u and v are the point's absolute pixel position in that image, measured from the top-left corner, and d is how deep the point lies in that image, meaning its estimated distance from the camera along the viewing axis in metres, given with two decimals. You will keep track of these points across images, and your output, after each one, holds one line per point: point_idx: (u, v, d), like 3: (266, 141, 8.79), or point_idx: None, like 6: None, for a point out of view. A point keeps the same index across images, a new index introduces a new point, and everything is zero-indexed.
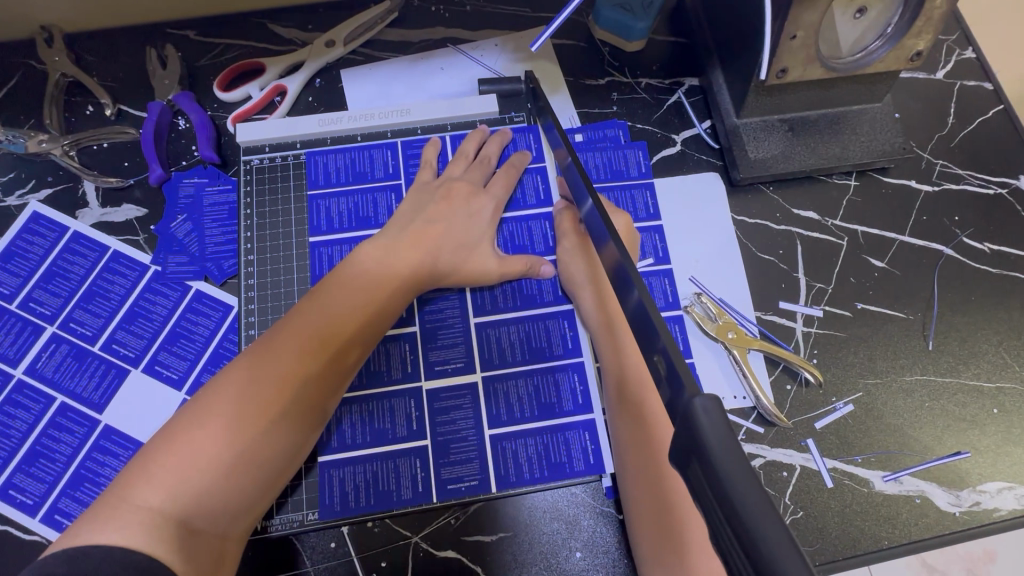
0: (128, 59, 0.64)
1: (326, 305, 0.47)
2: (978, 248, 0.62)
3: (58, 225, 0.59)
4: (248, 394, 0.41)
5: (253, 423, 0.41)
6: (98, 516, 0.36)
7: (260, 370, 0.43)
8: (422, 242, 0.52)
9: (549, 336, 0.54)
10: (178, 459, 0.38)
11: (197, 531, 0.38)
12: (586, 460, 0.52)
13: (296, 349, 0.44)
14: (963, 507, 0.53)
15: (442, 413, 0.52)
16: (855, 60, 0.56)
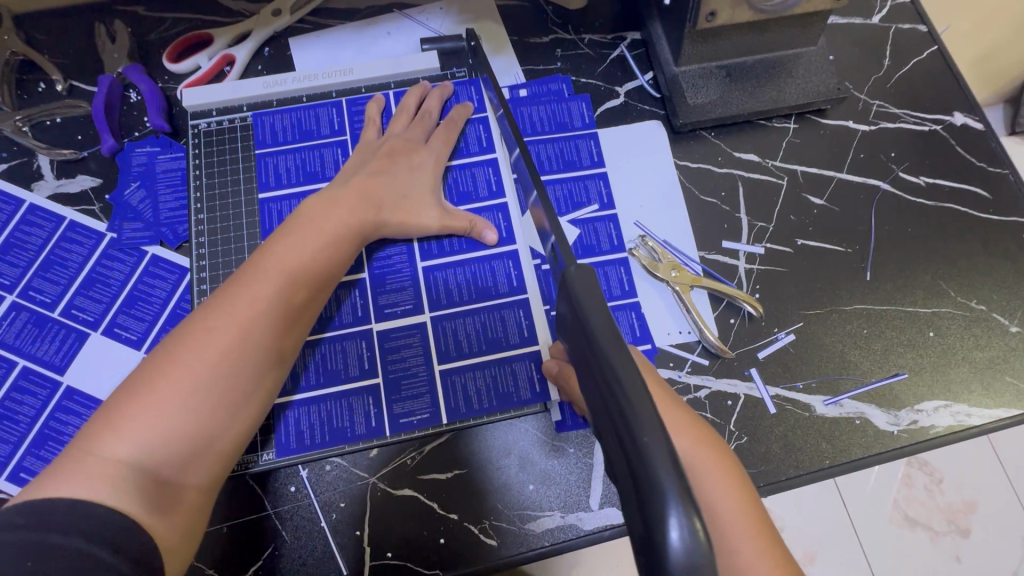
0: (76, 35, 0.65)
1: (279, 258, 0.47)
2: (913, 182, 0.64)
3: (14, 198, 0.60)
4: (207, 346, 0.42)
5: (214, 374, 0.42)
6: (63, 468, 0.37)
7: (215, 324, 0.43)
8: (368, 193, 0.54)
9: (494, 277, 0.56)
10: (141, 412, 0.39)
11: (166, 481, 0.39)
12: (532, 389, 0.53)
13: (251, 301, 0.45)
14: (901, 425, 0.56)
15: (392, 352, 0.54)
16: (781, 3, 0.56)
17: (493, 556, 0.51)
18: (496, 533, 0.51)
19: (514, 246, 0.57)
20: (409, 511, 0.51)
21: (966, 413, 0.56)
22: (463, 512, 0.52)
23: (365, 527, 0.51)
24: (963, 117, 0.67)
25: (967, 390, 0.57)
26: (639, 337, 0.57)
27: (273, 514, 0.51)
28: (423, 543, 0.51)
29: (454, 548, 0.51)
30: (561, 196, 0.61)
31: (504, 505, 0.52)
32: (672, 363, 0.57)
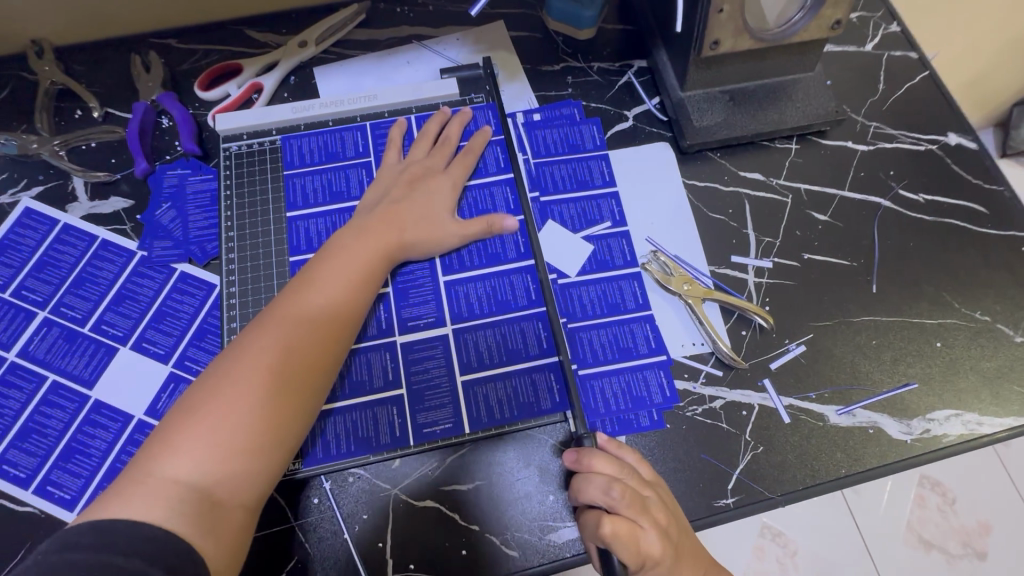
0: (113, 66, 0.69)
1: (316, 287, 0.51)
2: (912, 198, 0.67)
3: (49, 218, 0.62)
4: (252, 371, 0.46)
5: (259, 398, 0.45)
6: (124, 492, 0.40)
7: (260, 351, 0.47)
8: (395, 220, 0.56)
9: (513, 292, 0.58)
10: (197, 435, 0.43)
11: (217, 501, 0.42)
12: (553, 398, 0.54)
13: (292, 328, 0.49)
14: (914, 434, 0.56)
15: (416, 364, 0.55)
16: (780, 31, 0.61)
17: (516, 568, 0.51)
18: (516, 544, 0.52)
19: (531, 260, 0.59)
20: (432, 523, 0.52)
21: (977, 422, 0.57)
22: (484, 523, 0.52)
23: (388, 539, 0.51)
24: (957, 137, 0.70)
25: (976, 399, 0.58)
26: (654, 348, 0.58)
27: (297, 526, 0.51)
28: (444, 554, 0.51)
29: (476, 560, 0.51)
30: (574, 214, 0.64)
31: (524, 516, 0.52)
32: (687, 374, 0.58)
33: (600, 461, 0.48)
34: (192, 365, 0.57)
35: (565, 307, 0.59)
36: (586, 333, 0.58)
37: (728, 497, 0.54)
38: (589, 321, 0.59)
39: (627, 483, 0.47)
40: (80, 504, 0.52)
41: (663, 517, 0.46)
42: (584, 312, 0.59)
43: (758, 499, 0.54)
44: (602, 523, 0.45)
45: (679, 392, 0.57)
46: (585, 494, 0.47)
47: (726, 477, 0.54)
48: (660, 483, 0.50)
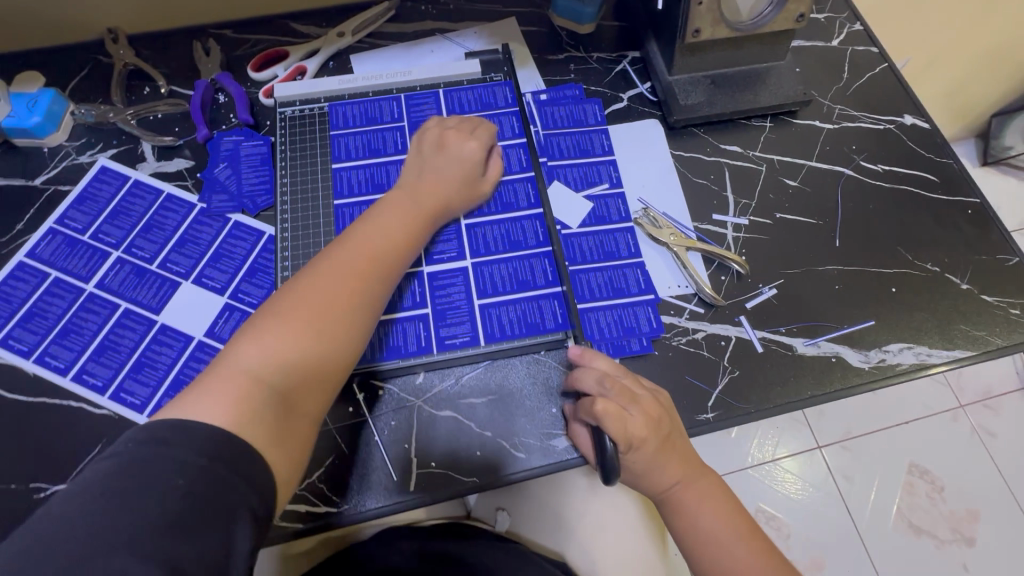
0: (176, 51, 0.80)
1: (372, 234, 0.57)
2: (872, 168, 0.76)
3: (122, 175, 0.72)
4: (313, 306, 0.50)
5: (320, 328, 0.49)
6: (198, 402, 0.43)
7: (326, 282, 0.52)
8: (437, 183, 0.63)
9: (525, 234, 0.67)
10: (271, 349, 0.47)
11: (288, 408, 0.46)
12: (556, 319, 0.63)
13: (354, 266, 0.54)
14: (871, 362, 0.65)
15: (440, 288, 0.64)
16: (753, 22, 0.71)
17: (523, 468, 0.59)
18: (524, 447, 0.60)
19: (538, 208, 0.69)
20: (451, 428, 0.60)
21: (927, 353, 0.66)
22: (496, 430, 0.60)
23: (413, 441, 0.60)
24: (913, 119, 0.80)
25: (927, 335, 0.66)
26: (644, 288, 0.67)
27: (334, 429, 0.59)
28: (462, 456, 0.59)
29: (488, 459, 0.59)
30: (577, 176, 0.73)
31: (531, 425, 0.61)
32: (672, 310, 0.66)
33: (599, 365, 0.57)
34: (244, 296, 0.66)
35: (568, 250, 0.68)
36: (585, 274, 0.67)
37: (708, 412, 0.62)
38: (589, 261, 0.68)
39: (619, 378, 0.57)
40: (149, 408, 0.60)
41: (653, 409, 0.56)
42: (585, 254, 0.68)
43: (734, 415, 0.62)
44: (595, 401, 0.54)
45: (666, 325, 0.65)
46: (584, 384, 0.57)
47: (706, 396, 0.63)
48: (656, 389, 0.59)
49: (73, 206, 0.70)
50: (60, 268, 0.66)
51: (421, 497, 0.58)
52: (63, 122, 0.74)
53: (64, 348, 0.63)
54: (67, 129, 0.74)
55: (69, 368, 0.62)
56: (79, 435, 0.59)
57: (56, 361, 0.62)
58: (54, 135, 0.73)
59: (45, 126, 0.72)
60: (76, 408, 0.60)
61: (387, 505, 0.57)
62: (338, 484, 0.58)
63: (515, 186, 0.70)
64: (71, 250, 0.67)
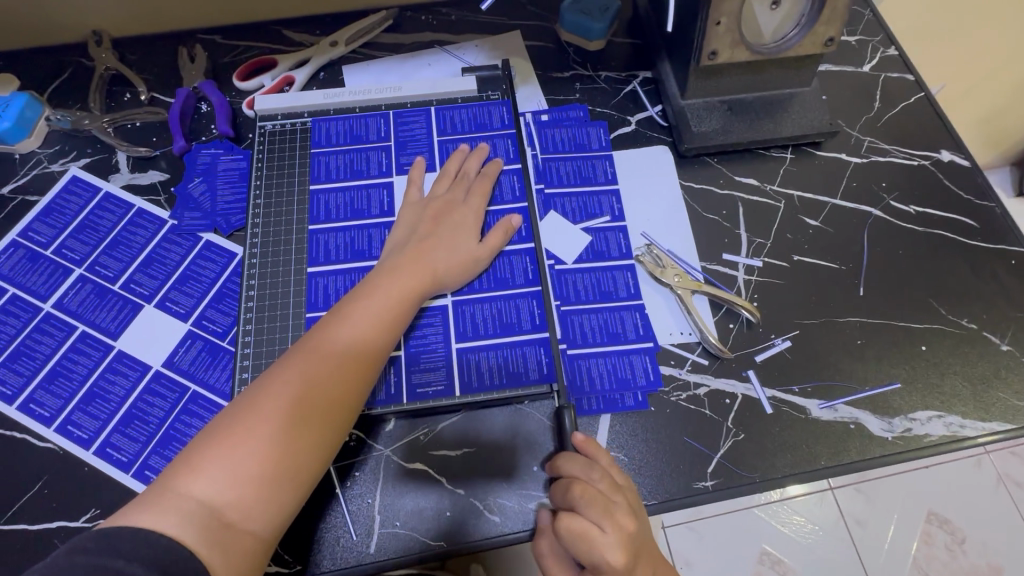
0: (162, 56, 0.76)
1: (347, 320, 0.52)
2: (904, 210, 0.69)
3: (93, 186, 0.68)
4: (279, 395, 0.46)
5: (282, 422, 0.45)
6: (147, 501, 0.41)
7: (288, 379, 0.47)
8: (427, 257, 0.58)
9: (513, 272, 0.62)
10: (222, 455, 0.43)
11: (230, 523, 0.42)
12: (541, 369, 0.57)
13: (324, 360, 0.49)
14: (895, 432, 0.58)
15: (416, 328, 0.59)
16: (776, 46, 0.65)
17: (497, 534, 0.53)
18: (499, 509, 0.54)
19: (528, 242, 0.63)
20: (419, 484, 0.55)
21: (959, 425, 0.58)
22: (470, 488, 0.55)
23: (377, 496, 0.54)
24: (950, 155, 0.72)
25: (960, 403, 0.59)
26: (642, 335, 0.60)
27: None
28: (429, 515, 0.54)
29: (458, 521, 0.54)
30: (575, 206, 0.67)
31: (510, 484, 0.55)
32: (673, 361, 0.60)
33: (588, 464, 0.50)
34: (208, 324, 0.61)
35: (558, 290, 0.62)
36: (578, 316, 0.61)
37: (707, 479, 0.55)
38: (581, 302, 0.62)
39: (594, 485, 0.48)
40: (96, 443, 0.56)
41: (628, 522, 0.47)
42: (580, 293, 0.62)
43: (736, 484, 0.55)
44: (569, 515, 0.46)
45: (664, 378, 0.59)
46: (557, 497, 0.49)
47: (706, 460, 0.56)
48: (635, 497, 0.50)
49: (38, 218, 0.66)
50: (18, 284, 0.62)
51: (380, 561, 0.52)
52: (37, 128, 0.70)
53: (14, 372, 0.59)
54: (41, 135, 0.70)
55: (17, 395, 0.58)
56: (21, 469, 0.55)
57: (3, 386, 0.58)
58: (25, 141, 0.69)
59: (15, 132, 0.68)
60: (19, 440, 0.56)
61: (341, 567, 0.52)
62: (290, 541, 0.52)
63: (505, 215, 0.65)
64: (32, 266, 0.63)
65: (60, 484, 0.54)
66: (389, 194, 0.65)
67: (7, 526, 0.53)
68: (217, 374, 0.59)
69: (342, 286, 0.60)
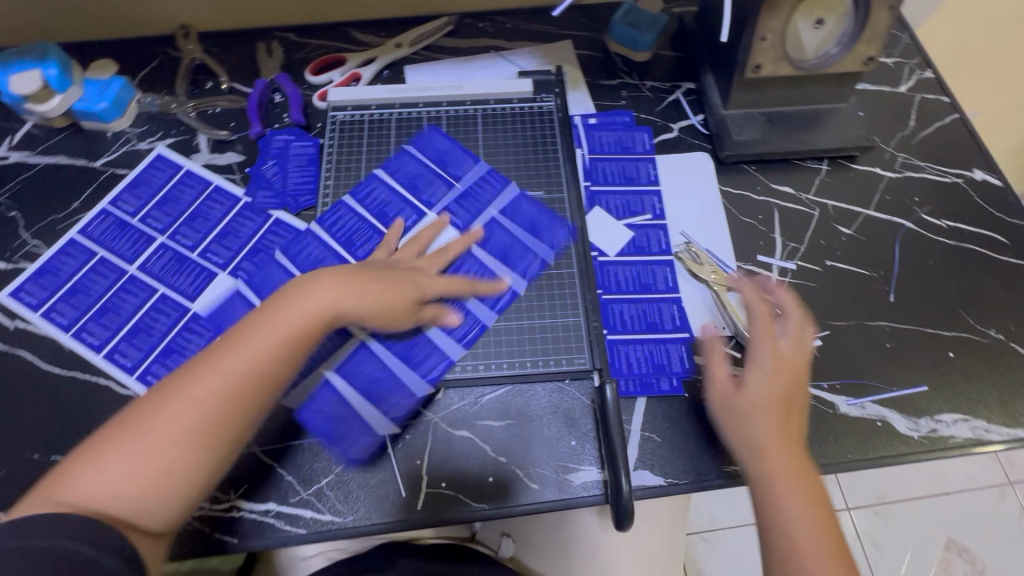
0: (243, 50, 0.83)
1: (243, 344, 0.50)
2: (935, 223, 0.72)
3: (176, 164, 0.74)
4: (174, 406, 0.47)
5: (178, 432, 0.47)
6: (42, 493, 0.44)
7: (181, 391, 0.48)
8: (353, 291, 0.55)
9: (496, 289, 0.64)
10: (120, 456, 0.45)
11: (124, 521, 0.44)
12: (582, 350, 0.62)
13: (207, 386, 0.48)
14: (920, 431, 0.60)
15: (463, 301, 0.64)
16: (818, 62, 0.69)
17: (536, 501, 0.57)
18: (538, 479, 0.57)
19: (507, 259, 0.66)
20: (465, 450, 0.59)
21: (984, 429, 0.60)
22: (512, 457, 0.58)
23: (425, 457, 0.58)
24: (983, 174, 0.75)
25: (986, 408, 0.61)
26: (678, 326, 0.64)
27: (348, 438, 0.59)
28: (474, 479, 0.58)
29: (500, 486, 0.57)
30: (619, 203, 0.71)
31: (550, 456, 0.58)
32: None
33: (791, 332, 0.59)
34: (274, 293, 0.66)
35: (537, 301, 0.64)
36: (618, 304, 0.65)
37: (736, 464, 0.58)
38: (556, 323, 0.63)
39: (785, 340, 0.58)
40: None
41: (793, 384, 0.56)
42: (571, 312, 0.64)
43: None
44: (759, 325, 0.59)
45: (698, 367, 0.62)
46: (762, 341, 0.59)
47: None
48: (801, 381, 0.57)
49: (127, 190, 0.72)
50: (107, 248, 0.69)
51: (427, 518, 0.56)
52: (129, 109, 0.77)
53: (100, 326, 0.64)
54: (131, 115, 0.77)
55: (102, 346, 0.63)
56: (104, 413, 0.61)
57: (91, 338, 0.64)
58: (118, 120, 0.76)
59: (111, 112, 0.75)
60: (105, 387, 0.62)
61: (390, 521, 0.56)
62: (345, 492, 0.57)
63: (499, 228, 0.68)
64: (120, 231, 0.70)
65: None
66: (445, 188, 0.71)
67: None
68: None
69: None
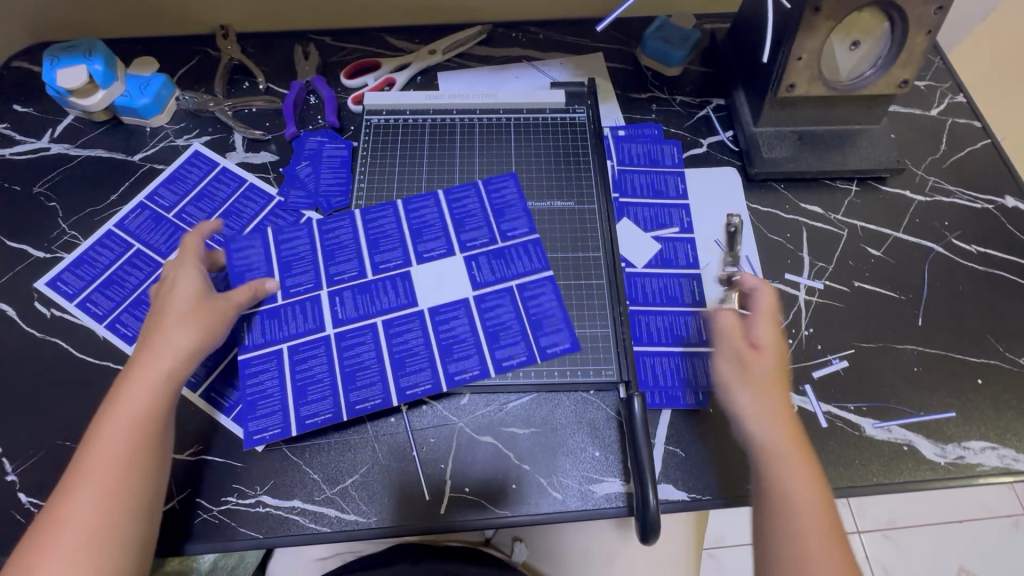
0: (280, 51, 0.85)
1: (95, 446, 0.50)
2: (965, 248, 0.71)
3: (212, 161, 0.76)
4: (67, 521, 0.47)
5: (80, 537, 0.46)
6: None
7: (64, 512, 0.47)
8: (155, 335, 0.55)
9: (494, 314, 0.64)
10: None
11: None
12: (605, 361, 0.62)
13: (85, 498, 0.48)
14: (947, 458, 0.60)
15: (488, 310, 0.64)
16: (852, 83, 0.69)
17: (558, 510, 0.57)
18: (561, 488, 0.58)
19: (511, 283, 0.65)
20: (489, 455, 0.59)
21: (1012, 458, 0.60)
22: (535, 465, 0.59)
23: (450, 462, 0.59)
24: (1014, 201, 0.75)
25: (1014, 437, 0.61)
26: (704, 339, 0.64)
27: (372, 438, 0.59)
28: (497, 485, 0.58)
29: (522, 494, 0.58)
30: (647, 216, 0.71)
31: (573, 466, 0.58)
32: None
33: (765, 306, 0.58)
34: (292, 290, 0.65)
35: (535, 330, 0.63)
36: (645, 316, 0.65)
37: None
38: (548, 356, 0.62)
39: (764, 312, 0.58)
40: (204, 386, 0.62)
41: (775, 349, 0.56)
42: (567, 347, 0.62)
43: None
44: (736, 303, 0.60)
45: None
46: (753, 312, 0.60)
47: None
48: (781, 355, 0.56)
49: (163, 185, 0.74)
50: (143, 241, 0.70)
51: (449, 522, 0.56)
52: (168, 106, 0.78)
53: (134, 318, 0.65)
54: (170, 112, 0.79)
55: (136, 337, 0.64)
56: None
57: (125, 329, 0.65)
58: (157, 117, 0.77)
59: (151, 108, 0.76)
60: None
61: (412, 524, 0.56)
62: (369, 493, 0.57)
63: (516, 249, 0.67)
64: (155, 225, 0.71)
65: None
66: (480, 197, 0.71)
67: None
68: (294, 325, 0.63)
69: (354, 292, 0.65)
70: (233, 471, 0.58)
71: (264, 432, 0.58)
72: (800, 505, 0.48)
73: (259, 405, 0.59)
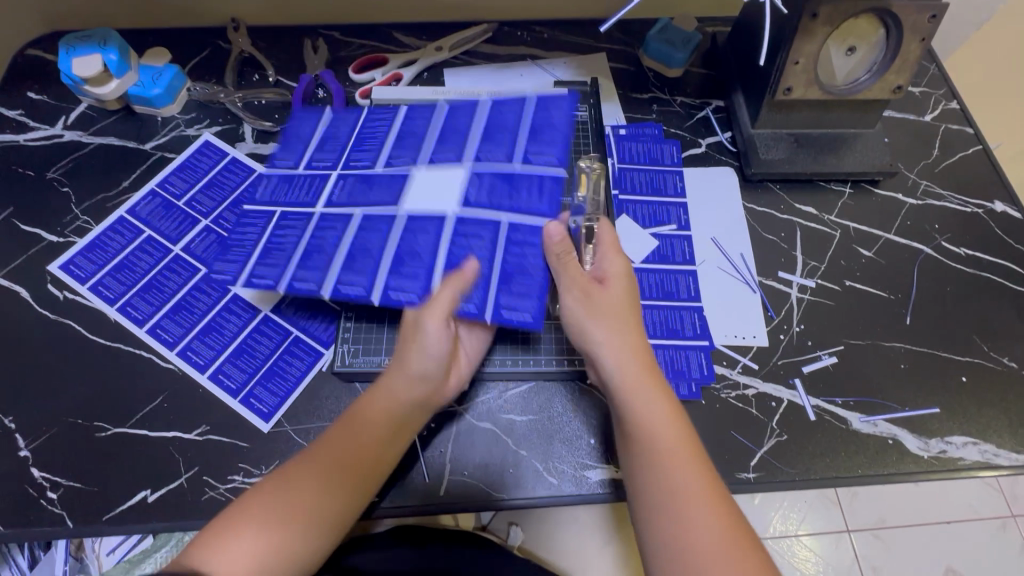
0: (289, 45, 0.86)
1: (383, 422, 0.53)
2: (954, 251, 0.73)
3: (221, 151, 0.77)
4: (324, 453, 0.51)
5: (332, 469, 0.51)
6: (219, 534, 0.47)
7: (336, 444, 0.52)
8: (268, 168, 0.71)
9: (466, 244, 0.59)
10: (273, 503, 0.49)
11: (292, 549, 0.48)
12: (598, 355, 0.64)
13: (345, 441, 0.52)
14: (930, 452, 0.62)
15: (460, 238, 0.59)
16: (848, 88, 0.71)
17: (554, 495, 0.59)
18: (556, 473, 0.60)
19: (503, 216, 0.60)
20: (487, 440, 0.61)
21: (993, 453, 0.62)
22: (531, 451, 0.61)
23: (449, 447, 0.61)
24: (1003, 206, 0.77)
25: (996, 433, 0.63)
26: (698, 334, 0.66)
27: None
28: (495, 470, 0.60)
29: (519, 478, 0.60)
30: (646, 213, 0.73)
31: (568, 451, 0.61)
32: (725, 361, 0.65)
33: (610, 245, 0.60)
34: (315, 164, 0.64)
35: (502, 283, 0.58)
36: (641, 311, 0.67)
37: (750, 471, 0.60)
38: (501, 316, 0.56)
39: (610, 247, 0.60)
40: (211, 369, 0.64)
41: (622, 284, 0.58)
42: (527, 321, 0.57)
43: (777, 479, 0.60)
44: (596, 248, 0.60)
45: (716, 375, 0.65)
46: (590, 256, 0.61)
47: (750, 454, 0.61)
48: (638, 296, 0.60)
49: (174, 173, 0.76)
50: (154, 228, 0.72)
51: (448, 503, 0.58)
52: (179, 96, 0.80)
53: (144, 302, 0.67)
54: (181, 102, 0.80)
55: (145, 320, 0.66)
56: (144, 380, 0.64)
57: (135, 312, 0.67)
58: (169, 107, 0.79)
59: (163, 98, 0.78)
60: (145, 358, 0.65)
61: (412, 504, 0.58)
62: None
63: (529, 181, 0.61)
64: (166, 213, 0.73)
65: (176, 401, 0.63)
66: (524, 112, 0.64)
67: (130, 431, 0.61)
68: (296, 193, 0.63)
69: (353, 182, 0.63)
70: (241, 451, 0.61)
71: (261, 405, 0.62)
72: (667, 444, 0.50)
73: (232, 248, 0.61)
